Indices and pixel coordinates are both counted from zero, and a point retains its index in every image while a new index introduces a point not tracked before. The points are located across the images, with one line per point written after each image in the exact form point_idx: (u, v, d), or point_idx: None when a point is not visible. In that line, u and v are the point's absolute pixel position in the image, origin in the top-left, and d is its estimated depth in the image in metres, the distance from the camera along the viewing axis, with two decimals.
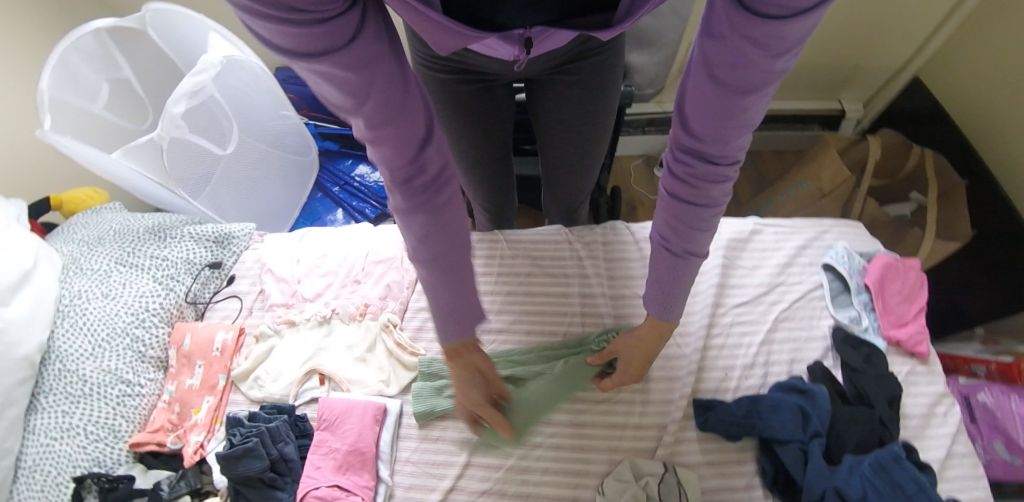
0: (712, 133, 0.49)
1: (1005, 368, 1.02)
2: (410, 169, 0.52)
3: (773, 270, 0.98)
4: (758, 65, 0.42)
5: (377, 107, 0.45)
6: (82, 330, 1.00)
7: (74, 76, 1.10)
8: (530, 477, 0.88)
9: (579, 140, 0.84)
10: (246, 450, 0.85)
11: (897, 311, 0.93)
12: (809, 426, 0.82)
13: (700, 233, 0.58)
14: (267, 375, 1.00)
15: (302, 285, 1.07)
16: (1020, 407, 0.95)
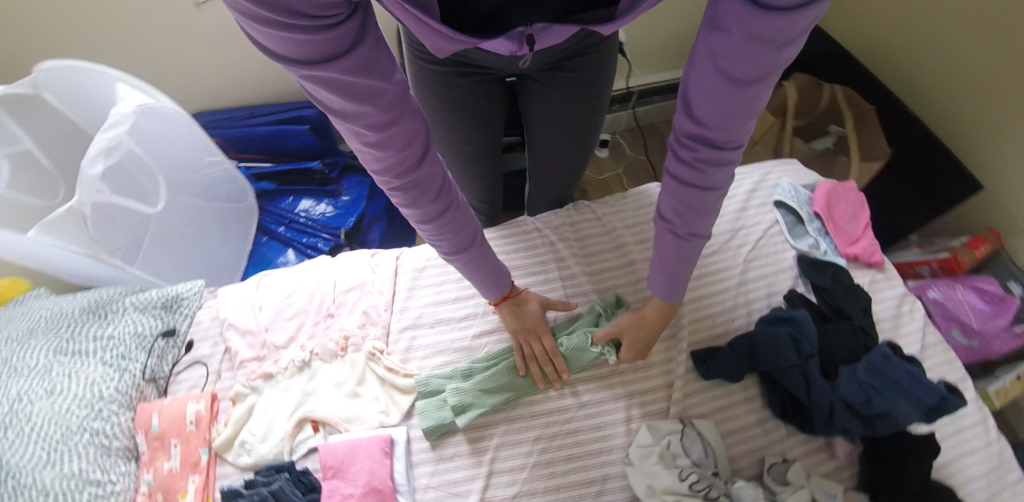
0: (722, 125, 0.50)
1: (945, 263, 1.12)
2: (416, 169, 0.56)
3: (732, 216, 1.03)
4: (763, 58, 0.43)
5: (381, 112, 0.48)
6: (31, 437, 0.88)
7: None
8: (556, 467, 0.87)
9: (574, 131, 0.89)
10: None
11: (849, 230, 0.99)
12: (803, 350, 0.86)
13: (706, 215, 0.60)
14: (254, 436, 0.93)
15: (271, 332, 1.00)
16: (965, 293, 1.05)
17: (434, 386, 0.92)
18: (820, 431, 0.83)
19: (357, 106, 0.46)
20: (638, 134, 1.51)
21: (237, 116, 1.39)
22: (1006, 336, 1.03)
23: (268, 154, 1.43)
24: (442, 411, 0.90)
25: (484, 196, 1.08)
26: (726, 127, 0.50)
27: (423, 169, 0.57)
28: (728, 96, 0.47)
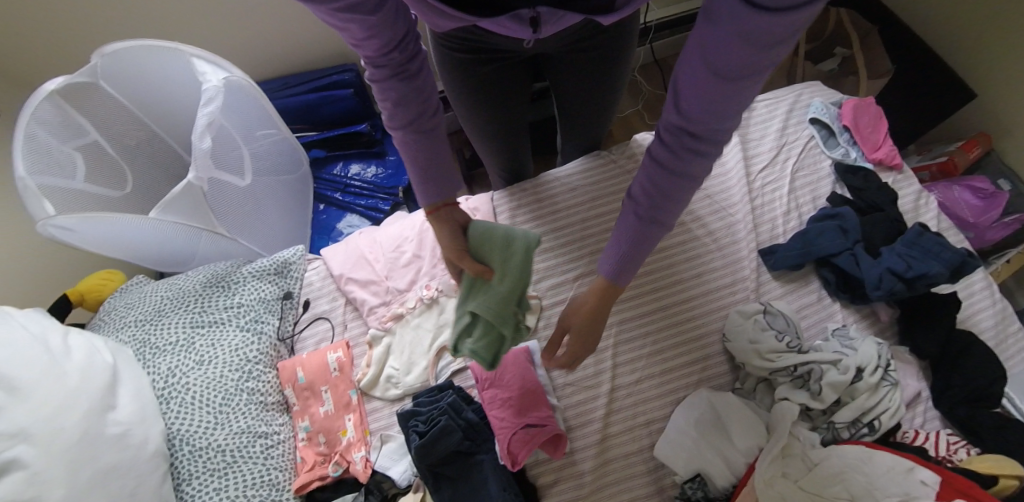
0: (697, 115, 0.53)
1: (943, 167, 1.42)
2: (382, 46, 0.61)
3: (776, 135, 1.21)
4: (752, 55, 0.45)
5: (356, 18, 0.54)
6: (196, 404, 0.94)
7: (44, 154, 0.98)
8: (668, 354, 1.04)
9: (590, 89, 1.07)
10: (443, 429, 0.92)
11: (872, 138, 1.20)
12: (849, 235, 1.07)
13: (667, 210, 0.63)
14: (398, 370, 1.05)
15: (392, 278, 1.09)
16: (959, 193, 1.36)
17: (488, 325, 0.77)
18: (875, 297, 1.00)
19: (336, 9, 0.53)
20: (655, 69, 1.63)
21: (272, 89, 1.40)
22: (997, 225, 1.34)
23: (311, 125, 1.46)
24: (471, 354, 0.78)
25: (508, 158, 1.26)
26: (699, 118, 0.53)
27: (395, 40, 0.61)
28: (710, 81, 0.49)
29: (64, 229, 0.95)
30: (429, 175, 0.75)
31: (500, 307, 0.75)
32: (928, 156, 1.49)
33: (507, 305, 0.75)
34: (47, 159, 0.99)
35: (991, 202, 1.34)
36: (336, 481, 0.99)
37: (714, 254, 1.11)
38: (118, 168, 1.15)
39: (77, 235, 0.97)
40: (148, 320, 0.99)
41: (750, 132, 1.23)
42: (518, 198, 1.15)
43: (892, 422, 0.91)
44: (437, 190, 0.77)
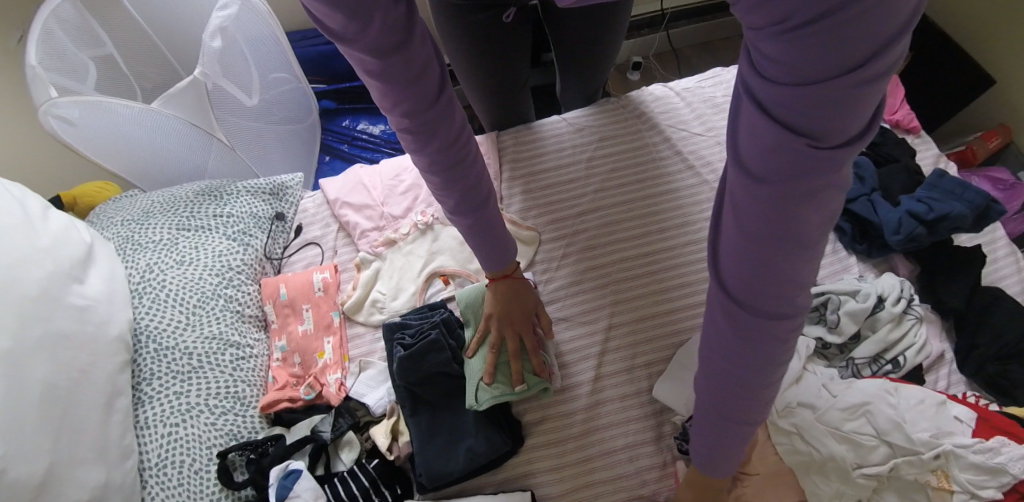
0: (755, 279, 0.35)
1: (960, 158, 1.39)
2: (419, 98, 0.55)
3: None
4: (801, 172, 0.28)
5: (388, 54, 0.49)
6: (169, 303, 0.88)
7: (57, 52, 0.98)
8: (671, 294, 0.98)
9: (592, 41, 1.08)
10: (430, 343, 0.87)
11: (888, 103, 1.17)
12: (866, 183, 1.04)
13: (768, 382, 0.43)
14: (386, 295, 1.00)
15: (388, 206, 1.08)
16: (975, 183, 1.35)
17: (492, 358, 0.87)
18: (894, 243, 0.96)
19: (362, 31, 0.47)
20: (671, 57, 1.67)
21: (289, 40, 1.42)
22: (1016, 219, 1.33)
23: (323, 76, 1.48)
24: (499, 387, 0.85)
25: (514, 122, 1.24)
26: (758, 281, 0.35)
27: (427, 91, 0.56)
28: (761, 220, 0.32)
29: (70, 123, 0.91)
30: (480, 238, 0.73)
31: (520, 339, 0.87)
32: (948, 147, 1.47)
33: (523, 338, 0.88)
34: (59, 59, 0.98)
35: (1011, 193, 1.32)
36: (307, 404, 0.90)
37: None
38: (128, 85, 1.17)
39: (77, 132, 0.92)
40: (133, 219, 0.95)
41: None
42: (521, 132, 1.14)
43: (917, 362, 0.83)
44: (489, 247, 0.76)
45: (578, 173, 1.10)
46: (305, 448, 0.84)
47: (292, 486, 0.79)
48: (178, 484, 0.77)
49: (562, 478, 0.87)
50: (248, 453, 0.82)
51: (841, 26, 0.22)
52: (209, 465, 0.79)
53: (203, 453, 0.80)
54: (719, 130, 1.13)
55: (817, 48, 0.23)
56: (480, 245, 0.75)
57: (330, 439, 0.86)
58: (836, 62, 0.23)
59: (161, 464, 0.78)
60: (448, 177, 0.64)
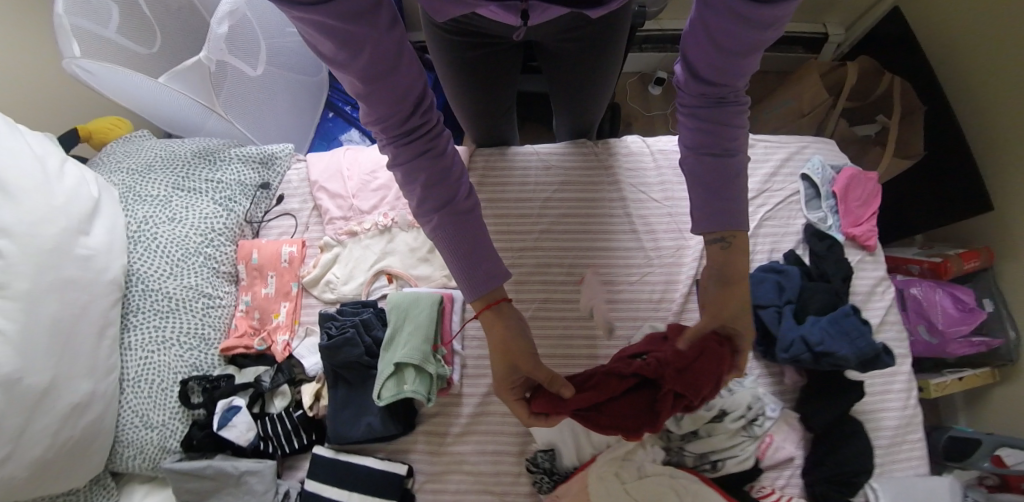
0: (721, 56, 0.60)
1: (933, 267, 1.48)
2: (399, 107, 0.62)
3: (761, 179, 1.26)
4: (746, 33, 0.55)
5: (368, 59, 0.55)
6: (158, 252, 1.07)
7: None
8: (574, 340, 1.14)
9: (585, 77, 1.05)
10: (346, 339, 1.07)
11: (856, 213, 1.25)
12: (783, 294, 1.12)
13: (733, 176, 0.70)
14: (338, 278, 1.17)
15: (358, 199, 1.21)
16: (939, 297, 1.43)
17: (398, 367, 1.07)
18: (780, 358, 1.07)
19: (349, 51, 0.54)
20: None
21: None
22: (961, 341, 1.42)
23: None
24: (401, 388, 1.06)
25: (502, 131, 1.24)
26: (719, 60, 0.60)
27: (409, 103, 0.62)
28: (728, 32, 0.56)
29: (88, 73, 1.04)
30: (460, 256, 0.69)
31: (420, 354, 1.06)
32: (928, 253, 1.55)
33: (426, 350, 1.07)
34: (83, 3, 1.08)
35: (967, 316, 1.40)
36: (258, 353, 1.12)
37: (657, 270, 1.18)
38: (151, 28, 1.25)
39: (94, 80, 1.06)
40: (137, 170, 1.11)
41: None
42: (495, 159, 1.26)
43: (735, 467, 1.00)
44: (468, 276, 0.70)
45: (535, 209, 1.23)
46: (247, 391, 1.07)
47: (230, 420, 1.03)
48: (147, 397, 1.01)
49: (437, 461, 1.10)
50: (203, 384, 1.05)
51: None
52: (171, 388, 1.03)
53: (169, 378, 1.03)
54: (674, 202, 1.23)
55: None
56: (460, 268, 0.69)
57: (269, 387, 1.08)
58: None
59: (137, 379, 1.01)
60: (428, 185, 0.67)
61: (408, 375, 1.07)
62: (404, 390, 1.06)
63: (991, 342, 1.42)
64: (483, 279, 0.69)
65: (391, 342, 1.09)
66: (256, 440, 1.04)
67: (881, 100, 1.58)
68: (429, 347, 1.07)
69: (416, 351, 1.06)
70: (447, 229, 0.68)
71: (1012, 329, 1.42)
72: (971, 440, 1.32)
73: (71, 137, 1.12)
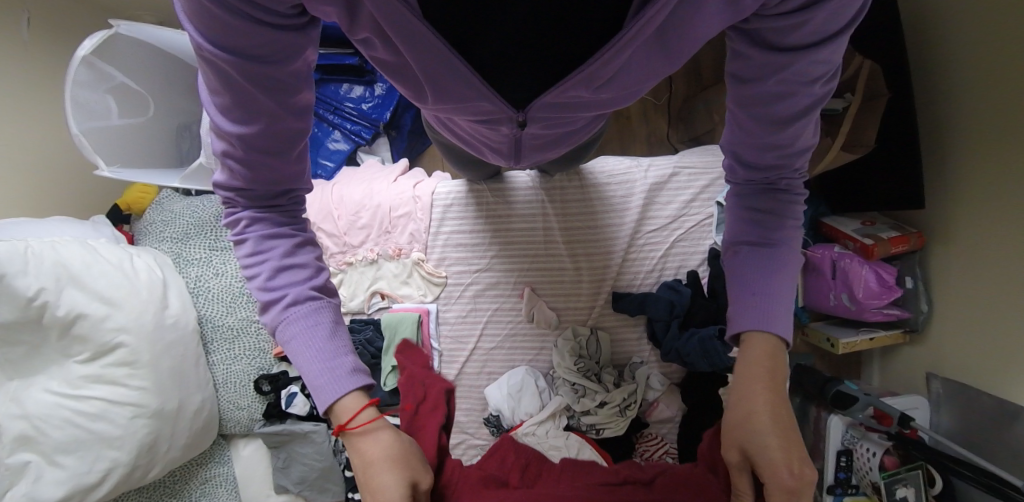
0: (765, 132, 0.60)
1: (865, 247, 1.61)
2: (264, 185, 0.57)
3: (680, 206, 1.52)
4: (798, 93, 0.55)
5: (263, 130, 0.50)
6: (215, 299, 1.50)
7: (85, 106, 1.26)
8: (515, 337, 1.58)
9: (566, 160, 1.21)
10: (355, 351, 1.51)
11: None
12: (673, 311, 1.46)
13: (783, 248, 0.68)
14: (346, 296, 1.59)
15: (349, 236, 1.58)
16: (861, 271, 1.61)
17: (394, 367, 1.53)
18: (665, 357, 1.49)
19: (241, 112, 0.49)
20: None
21: None
22: (875, 311, 1.64)
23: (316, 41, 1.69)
24: (397, 378, 1.53)
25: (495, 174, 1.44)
26: (768, 134, 0.61)
27: (277, 189, 0.59)
28: (767, 107, 0.57)
29: (112, 171, 1.31)
30: (305, 349, 0.60)
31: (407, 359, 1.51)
32: (866, 229, 1.66)
33: None
34: (89, 110, 1.28)
35: (884, 292, 1.61)
36: None
37: (586, 285, 1.56)
38: (142, 96, 1.42)
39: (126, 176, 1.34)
40: (178, 239, 1.51)
41: (661, 196, 1.53)
42: (456, 196, 1.56)
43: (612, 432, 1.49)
44: (320, 380, 0.60)
45: (486, 234, 1.57)
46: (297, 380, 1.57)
47: (291, 401, 1.56)
48: (235, 391, 1.54)
49: None
50: (269, 378, 1.54)
51: (817, 15, 0.48)
52: (249, 383, 1.55)
53: (246, 377, 1.55)
54: (598, 228, 1.54)
55: (813, 28, 0.50)
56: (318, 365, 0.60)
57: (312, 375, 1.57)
58: (823, 30, 0.50)
59: (225, 381, 1.53)
60: (280, 270, 0.59)
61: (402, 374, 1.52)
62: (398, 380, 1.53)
63: (902, 314, 1.66)
64: (346, 381, 0.60)
65: (386, 349, 1.53)
66: (311, 410, 1.58)
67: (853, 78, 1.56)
68: (413, 353, 1.52)
69: (405, 355, 1.51)
70: (296, 323, 0.60)
71: (925, 304, 1.66)
72: (853, 396, 1.64)
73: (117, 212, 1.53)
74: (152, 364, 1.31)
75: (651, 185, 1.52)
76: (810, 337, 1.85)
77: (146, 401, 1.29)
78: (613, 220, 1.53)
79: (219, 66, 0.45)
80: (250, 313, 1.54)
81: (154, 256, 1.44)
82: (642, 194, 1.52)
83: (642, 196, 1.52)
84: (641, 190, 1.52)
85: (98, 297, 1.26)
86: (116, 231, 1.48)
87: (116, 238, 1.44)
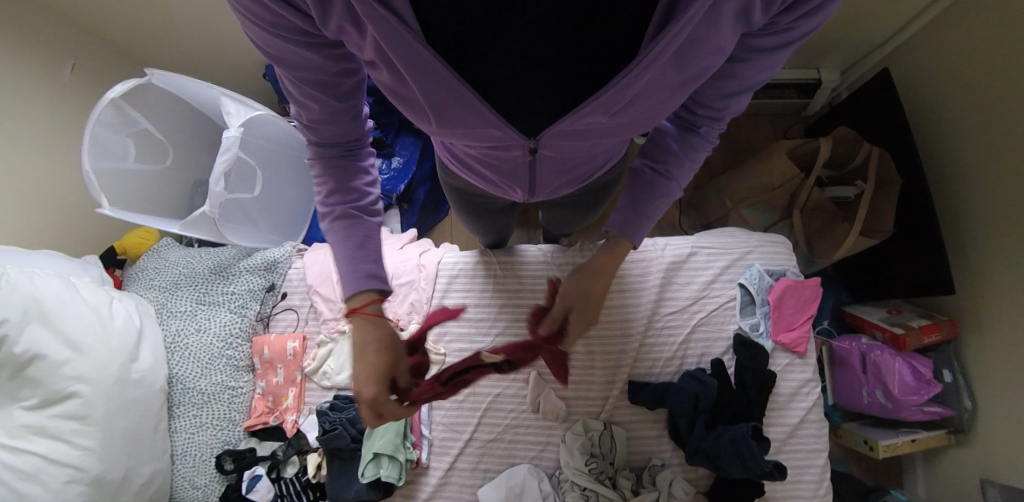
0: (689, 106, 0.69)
1: (897, 338, 1.48)
2: (319, 126, 0.63)
3: (699, 287, 1.38)
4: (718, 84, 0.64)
5: (297, 65, 0.55)
6: (190, 358, 1.36)
7: (102, 145, 1.28)
8: (518, 429, 1.39)
9: (581, 213, 1.14)
10: (334, 434, 1.32)
11: (791, 318, 1.36)
12: (698, 406, 1.31)
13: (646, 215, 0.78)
14: (333, 369, 1.41)
15: (345, 303, 1.44)
16: (895, 364, 1.45)
17: (376, 456, 1.33)
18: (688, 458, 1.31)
19: (279, 42, 0.53)
20: None
21: None
22: (915, 408, 1.45)
23: None
24: (378, 469, 1.32)
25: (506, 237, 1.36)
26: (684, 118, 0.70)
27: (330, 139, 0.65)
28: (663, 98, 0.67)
29: (113, 210, 1.27)
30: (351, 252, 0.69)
31: (392, 447, 1.31)
32: (893, 319, 1.55)
33: (396, 442, 1.32)
34: (106, 149, 1.29)
35: (922, 387, 1.43)
36: (273, 428, 1.39)
37: (598, 370, 1.40)
38: (164, 145, 1.44)
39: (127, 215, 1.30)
40: (166, 288, 1.40)
41: (679, 277, 1.40)
42: (462, 267, 1.46)
43: None
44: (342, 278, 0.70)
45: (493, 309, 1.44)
46: (264, 463, 1.35)
47: (254, 485, 1.33)
48: (193, 466, 1.33)
49: None
50: (234, 455, 1.34)
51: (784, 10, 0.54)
52: (210, 459, 1.34)
53: (207, 452, 1.35)
54: (613, 308, 1.40)
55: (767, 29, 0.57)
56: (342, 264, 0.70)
57: (281, 459, 1.35)
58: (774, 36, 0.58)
59: (184, 453, 1.33)
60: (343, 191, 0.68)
61: (384, 464, 1.32)
62: (379, 470, 1.32)
63: (946, 414, 1.47)
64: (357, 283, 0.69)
65: (370, 432, 1.34)
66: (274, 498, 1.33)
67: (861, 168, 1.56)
68: (399, 439, 1.33)
69: (390, 441, 1.32)
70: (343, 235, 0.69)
71: (968, 399, 1.45)
72: None
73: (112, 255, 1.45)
74: (106, 421, 1.15)
75: (668, 264, 1.40)
76: (845, 439, 1.63)
77: (88, 465, 1.11)
78: (630, 300, 1.40)
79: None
80: (226, 378, 1.38)
81: (134, 304, 1.33)
82: (659, 272, 1.39)
83: (658, 276, 1.40)
84: (659, 269, 1.39)
85: (64, 338, 1.14)
86: (106, 274, 1.40)
87: (104, 280, 1.37)
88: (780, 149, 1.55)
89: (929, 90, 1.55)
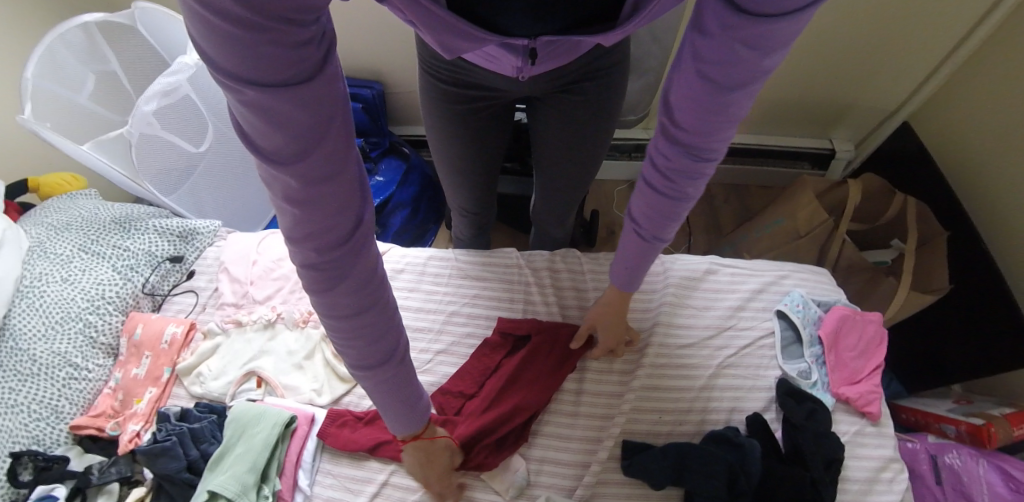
0: (699, 105, 0.47)
1: (975, 430, 0.94)
2: (333, 263, 0.39)
3: (724, 313, 1.00)
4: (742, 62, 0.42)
5: (309, 169, 0.33)
6: (39, 312, 0.97)
7: (57, 66, 1.02)
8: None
9: (576, 162, 0.89)
10: (162, 449, 0.86)
11: (853, 366, 0.94)
12: (736, 486, 0.83)
13: (668, 224, 0.59)
14: (209, 372, 1.00)
15: (254, 286, 1.09)
16: (987, 471, 0.88)
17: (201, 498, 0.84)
18: None
19: (282, 132, 0.31)
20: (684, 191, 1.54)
21: None
22: None
23: None
24: None
25: (488, 210, 1.06)
26: (696, 114, 0.47)
27: (344, 260, 0.40)
28: (703, 88, 0.45)
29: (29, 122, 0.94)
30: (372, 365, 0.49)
31: (236, 486, 0.83)
32: (965, 411, 1.01)
33: (248, 479, 0.85)
34: (57, 69, 1.02)
35: None
36: (109, 439, 0.94)
37: (580, 419, 0.93)
38: (129, 97, 1.18)
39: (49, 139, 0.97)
40: (53, 227, 1.06)
41: (695, 301, 1.02)
42: (411, 261, 1.10)
43: None
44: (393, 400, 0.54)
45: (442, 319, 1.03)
46: (67, 484, 0.86)
47: None
48: None
49: None
50: (37, 462, 0.88)
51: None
52: (3, 458, 0.87)
53: (3, 446, 0.87)
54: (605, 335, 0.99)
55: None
56: (387, 406, 0.55)
57: (93, 484, 0.87)
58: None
59: None
60: (359, 295, 0.43)
61: None
62: None
63: None
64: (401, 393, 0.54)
65: (213, 458, 0.88)
66: None
67: (895, 220, 1.17)
68: (254, 478, 0.85)
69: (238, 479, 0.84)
70: (361, 324, 0.44)
71: None
72: None
73: (19, 186, 1.08)
74: None
75: (679, 280, 1.03)
76: None
77: None
78: (630, 323, 1.00)
79: (233, 46, 0.27)
80: (72, 350, 0.98)
81: (5, 225, 1.00)
82: (666, 289, 1.02)
83: (670, 290, 1.02)
84: (671, 281, 1.03)
85: None
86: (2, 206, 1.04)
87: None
88: (806, 186, 1.19)
89: (949, 131, 1.20)
